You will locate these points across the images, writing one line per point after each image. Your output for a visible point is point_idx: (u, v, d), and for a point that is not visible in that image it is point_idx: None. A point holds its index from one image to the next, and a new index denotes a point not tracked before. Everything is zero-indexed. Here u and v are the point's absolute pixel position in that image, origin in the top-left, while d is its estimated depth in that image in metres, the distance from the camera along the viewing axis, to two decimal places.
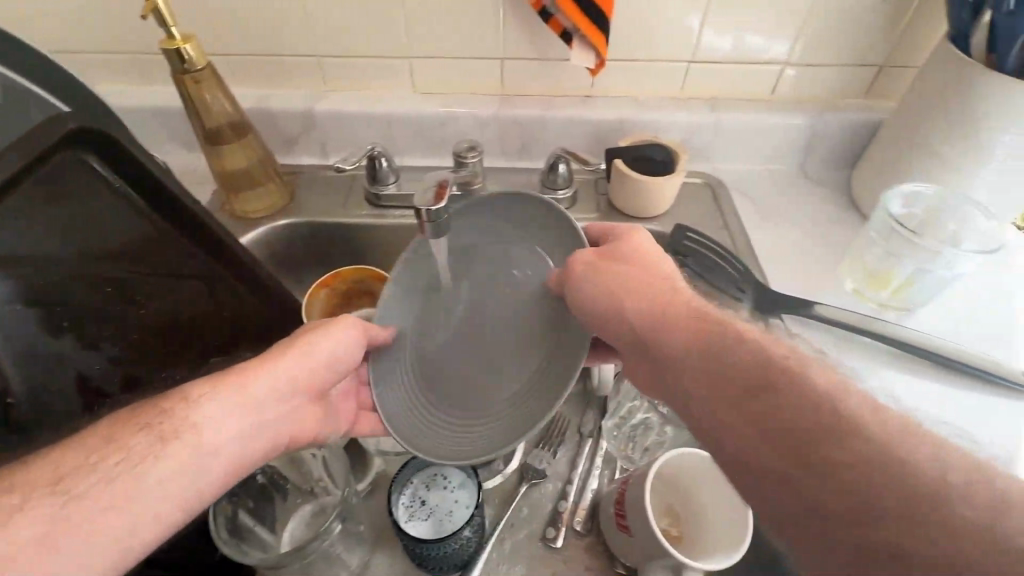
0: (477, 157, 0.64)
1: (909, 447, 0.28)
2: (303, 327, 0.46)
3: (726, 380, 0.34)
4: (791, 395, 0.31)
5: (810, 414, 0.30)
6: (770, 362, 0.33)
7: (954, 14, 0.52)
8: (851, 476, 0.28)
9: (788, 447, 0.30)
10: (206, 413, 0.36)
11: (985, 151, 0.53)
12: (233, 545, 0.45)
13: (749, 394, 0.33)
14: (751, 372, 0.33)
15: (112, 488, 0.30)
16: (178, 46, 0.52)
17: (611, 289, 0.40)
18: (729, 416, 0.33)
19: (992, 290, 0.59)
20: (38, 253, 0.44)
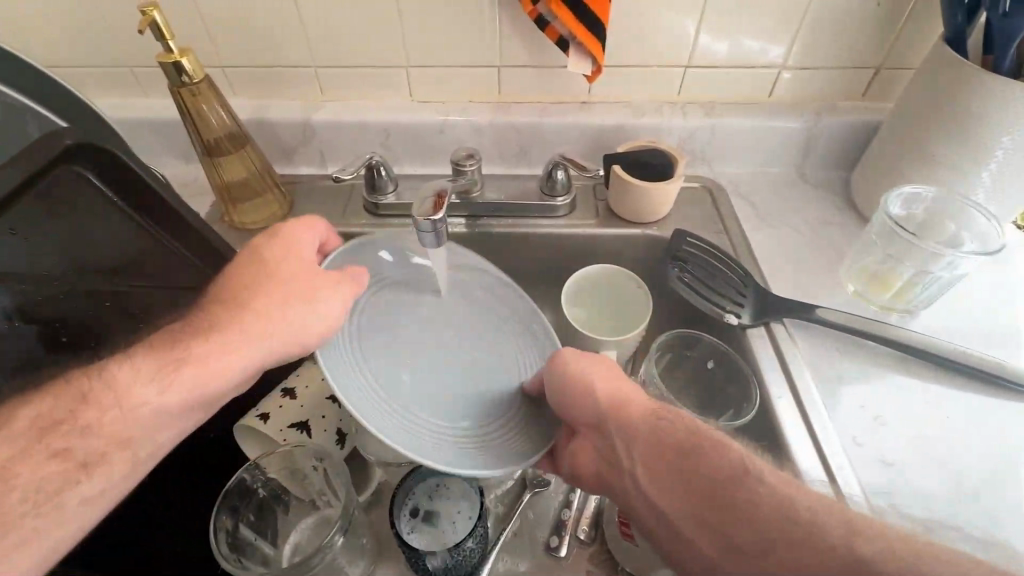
0: (475, 165, 0.64)
1: (795, 493, 0.36)
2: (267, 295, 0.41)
3: (666, 456, 0.41)
4: (711, 456, 0.39)
5: (723, 472, 0.38)
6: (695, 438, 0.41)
7: (950, 16, 0.52)
8: (746, 517, 0.36)
9: (707, 505, 0.38)
10: (159, 413, 0.36)
11: (983, 152, 0.53)
12: (234, 559, 0.45)
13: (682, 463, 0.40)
14: (685, 444, 0.41)
15: (38, 519, 0.32)
16: (175, 59, 0.53)
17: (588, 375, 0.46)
18: (668, 486, 0.41)
19: (993, 290, 0.59)
20: (35, 268, 0.44)
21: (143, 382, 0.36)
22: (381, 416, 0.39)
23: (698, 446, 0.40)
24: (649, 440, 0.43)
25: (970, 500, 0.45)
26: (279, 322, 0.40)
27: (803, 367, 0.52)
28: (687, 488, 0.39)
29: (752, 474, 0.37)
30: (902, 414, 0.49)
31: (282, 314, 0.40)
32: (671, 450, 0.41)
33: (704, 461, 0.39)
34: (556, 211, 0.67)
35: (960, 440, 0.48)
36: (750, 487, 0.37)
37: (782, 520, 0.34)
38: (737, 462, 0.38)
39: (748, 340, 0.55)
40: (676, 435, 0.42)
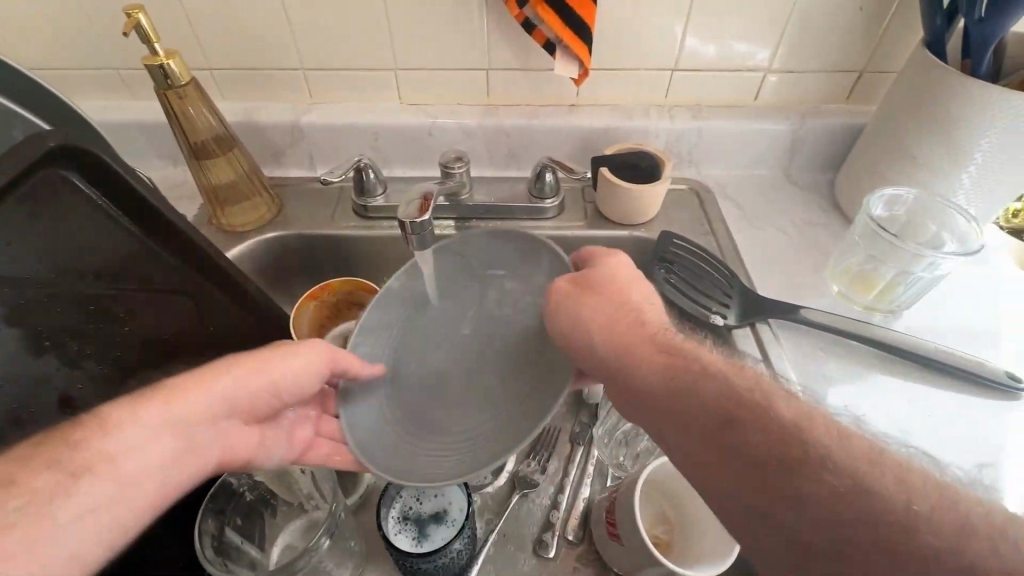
0: (464, 167, 0.64)
1: (870, 477, 0.30)
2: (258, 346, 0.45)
3: (697, 417, 0.36)
4: (755, 427, 0.33)
5: (774, 446, 0.32)
6: (735, 394, 0.35)
7: (928, 21, 0.53)
8: (810, 502, 0.30)
9: (761, 483, 0.32)
10: (145, 429, 0.34)
11: (962, 154, 0.54)
12: (220, 563, 0.45)
13: (722, 426, 0.34)
14: (726, 407, 0.35)
15: (27, 527, 0.27)
16: (161, 62, 0.52)
17: (593, 320, 0.42)
18: (708, 457, 0.34)
19: (974, 290, 0.60)
20: (19, 273, 0.43)
21: (124, 407, 0.35)
22: (389, 458, 0.43)
23: (739, 415, 0.34)
24: (679, 403, 0.37)
25: None
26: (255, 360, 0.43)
27: (788, 365, 0.53)
28: (733, 463, 0.33)
29: (812, 450, 0.31)
30: (885, 412, 0.50)
31: (261, 355, 0.43)
32: (709, 420, 0.35)
33: (749, 423, 0.34)
34: (545, 213, 0.67)
35: (941, 437, 0.48)
36: (814, 473, 0.31)
37: (856, 509, 0.29)
38: (786, 426, 0.33)
39: (733, 340, 0.56)
40: (710, 399, 0.36)
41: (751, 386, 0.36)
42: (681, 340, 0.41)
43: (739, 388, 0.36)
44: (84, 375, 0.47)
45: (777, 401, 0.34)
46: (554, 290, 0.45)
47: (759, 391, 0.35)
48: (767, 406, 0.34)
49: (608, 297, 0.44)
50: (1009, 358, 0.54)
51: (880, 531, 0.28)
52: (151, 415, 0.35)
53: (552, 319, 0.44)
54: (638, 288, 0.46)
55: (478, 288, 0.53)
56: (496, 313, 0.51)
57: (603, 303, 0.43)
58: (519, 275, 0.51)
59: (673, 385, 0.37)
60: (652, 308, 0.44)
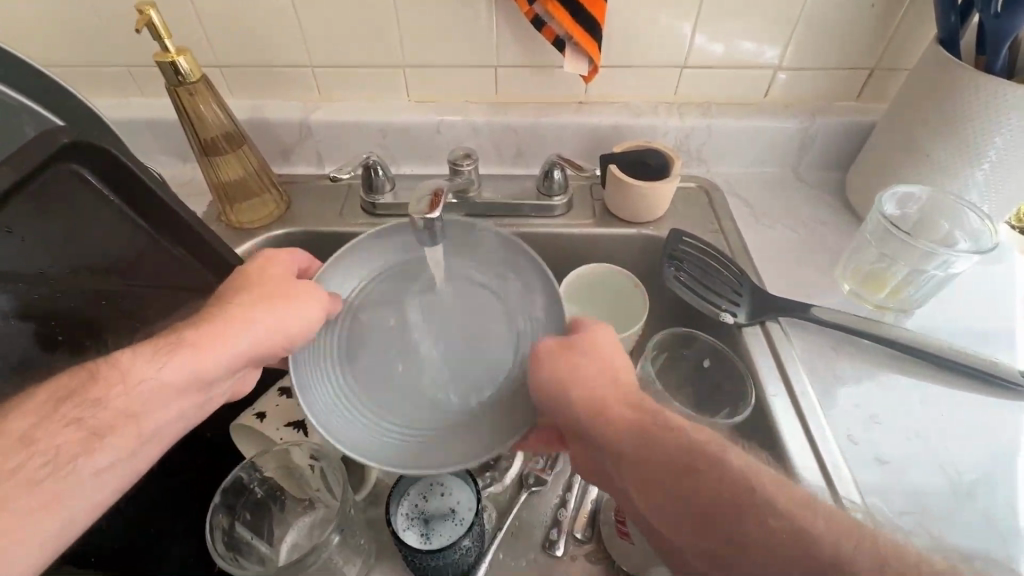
0: (473, 165, 0.64)
1: (807, 523, 0.32)
2: (267, 288, 0.43)
3: (655, 472, 0.38)
4: (714, 476, 0.35)
5: (727, 492, 0.35)
6: (691, 449, 0.37)
7: (942, 17, 0.53)
8: (766, 553, 0.32)
9: (706, 530, 0.35)
10: (161, 388, 0.37)
11: (974, 152, 0.53)
12: (232, 558, 0.45)
13: (675, 478, 0.37)
14: (686, 463, 0.37)
15: (52, 487, 0.32)
16: (173, 59, 0.53)
17: (566, 372, 0.41)
18: (662, 504, 0.37)
19: (986, 289, 0.59)
20: (30, 269, 0.44)
21: (143, 362, 0.37)
22: (362, 442, 0.43)
23: (698, 468, 0.36)
24: (638, 454, 0.39)
25: (966, 496, 0.45)
26: (265, 313, 0.41)
27: (799, 366, 0.52)
28: (682, 513, 0.36)
29: (759, 496, 0.34)
30: (897, 412, 0.50)
31: (269, 305, 0.42)
32: (668, 473, 0.37)
33: (707, 483, 0.36)
34: (553, 211, 0.67)
35: (950, 436, 0.48)
36: (756, 523, 0.33)
37: (800, 555, 0.31)
38: (739, 477, 0.35)
39: (744, 339, 0.55)
40: (671, 454, 0.37)
41: (707, 438, 0.38)
42: (650, 400, 0.42)
43: (700, 440, 0.37)
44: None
45: (731, 450, 0.37)
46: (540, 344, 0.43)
47: (714, 441, 0.37)
48: (722, 455, 0.36)
49: (587, 355, 0.43)
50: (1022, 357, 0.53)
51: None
52: (166, 377, 0.38)
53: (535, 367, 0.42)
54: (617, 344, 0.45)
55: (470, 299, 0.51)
56: (479, 337, 0.49)
57: (583, 356, 0.43)
58: (515, 291, 0.50)
59: (636, 437, 0.39)
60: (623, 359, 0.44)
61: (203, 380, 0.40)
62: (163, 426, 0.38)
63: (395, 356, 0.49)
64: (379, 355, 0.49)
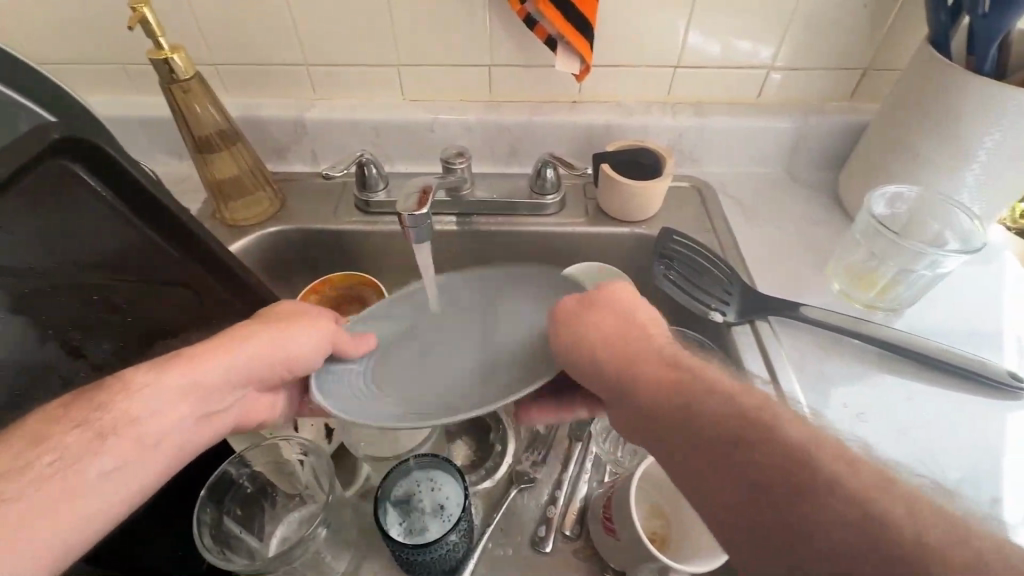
0: (466, 163, 0.64)
1: (872, 497, 0.27)
2: (279, 316, 0.46)
3: (702, 435, 0.33)
4: (764, 450, 0.30)
5: (779, 467, 0.29)
6: (741, 412, 0.32)
7: (932, 17, 0.53)
8: (821, 535, 0.27)
9: (761, 503, 0.29)
10: (162, 396, 0.37)
11: (963, 151, 0.53)
12: (219, 551, 0.45)
13: (725, 445, 0.32)
14: (735, 428, 0.32)
15: (58, 487, 0.30)
16: (166, 56, 0.53)
17: (589, 330, 0.39)
18: (710, 474, 0.32)
19: (977, 289, 0.59)
20: (22, 263, 0.43)
21: (145, 371, 0.37)
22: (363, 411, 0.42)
23: (743, 434, 0.31)
24: (678, 414, 0.34)
25: (952, 496, 0.45)
26: (272, 332, 0.44)
27: (787, 365, 0.52)
28: (734, 483, 0.31)
29: (821, 476, 0.28)
30: (884, 411, 0.50)
31: (278, 328, 0.45)
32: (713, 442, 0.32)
33: (759, 454, 0.30)
34: (546, 209, 0.67)
35: (938, 435, 0.48)
36: (817, 492, 0.28)
37: (866, 527, 0.26)
38: (798, 439, 0.30)
39: (733, 338, 0.55)
40: (716, 414, 0.33)
41: (759, 404, 0.33)
42: (690, 359, 0.38)
43: (749, 404, 0.33)
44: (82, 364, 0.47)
45: (784, 420, 0.32)
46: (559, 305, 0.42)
47: (768, 410, 0.32)
48: (774, 428, 0.31)
49: (613, 311, 0.41)
50: (1010, 357, 0.53)
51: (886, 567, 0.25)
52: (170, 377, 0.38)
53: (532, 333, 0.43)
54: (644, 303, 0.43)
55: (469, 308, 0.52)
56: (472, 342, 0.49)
57: (605, 315, 0.41)
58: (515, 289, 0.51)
59: (672, 398, 0.35)
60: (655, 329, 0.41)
61: (202, 392, 0.40)
62: (165, 434, 0.37)
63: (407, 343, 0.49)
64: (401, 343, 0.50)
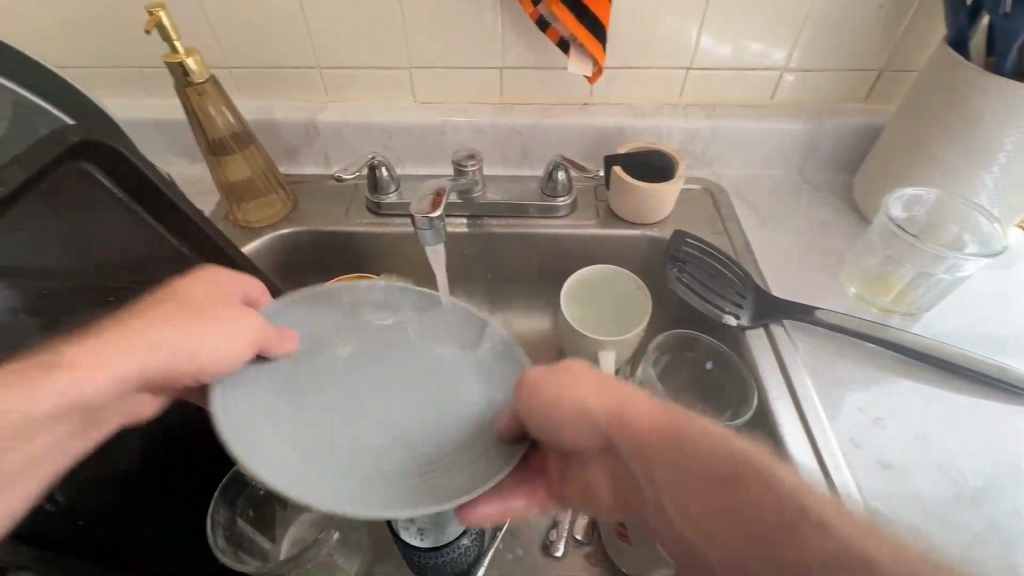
0: (477, 165, 0.64)
1: (864, 545, 0.30)
2: (185, 309, 0.40)
3: (701, 481, 0.34)
4: (759, 487, 0.33)
5: (775, 507, 0.32)
6: (734, 456, 0.34)
7: (950, 18, 0.52)
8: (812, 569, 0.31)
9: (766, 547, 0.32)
10: (32, 419, 0.32)
11: (984, 154, 0.52)
12: (232, 553, 0.45)
13: (721, 488, 0.34)
14: (728, 469, 0.34)
15: None
16: (181, 59, 0.53)
17: (566, 398, 0.37)
18: (706, 515, 0.35)
19: (995, 293, 0.58)
20: (38, 265, 0.44)
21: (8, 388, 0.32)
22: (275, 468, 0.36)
23: (743, 479, 0.33)
24: (676, 466, 0.35)
25: (972, 503, 0.44)
26: (179, 332, 0.38)
27: (802, 368, 0.52)
28: (737, 527, 0.33)
29: (812, 517, 0.31)
30: (902, 416, 0.49)
31: (188, 325, 0.39)
32: (709, 482, 0.34)
33: (756, 496, 0.33)
34: (557, 212, 0.67)
35: (957, 441, 0.47)
36: (816, 535, 0.31)
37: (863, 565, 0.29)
38: (791, 485, 0.33)
39: (747, 342, 0.55)
40: (711, 459, 0.34)
41: (752, 450, 0.34)
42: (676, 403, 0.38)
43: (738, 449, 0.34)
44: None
45: (777, 465, 0.34)
46: (526, 377, 0.38)
47: (760, 453, 0.34)
48: (770, 471, 0.33)
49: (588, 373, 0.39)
50: None
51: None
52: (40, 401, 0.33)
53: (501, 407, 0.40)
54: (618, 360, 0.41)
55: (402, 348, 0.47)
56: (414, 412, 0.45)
57: (588, 374, 0.39)
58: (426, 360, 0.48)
59: (667, 444, 0.35)
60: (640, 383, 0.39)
61: (83, 404, 0.35)
62: (36, 459, 0.34)
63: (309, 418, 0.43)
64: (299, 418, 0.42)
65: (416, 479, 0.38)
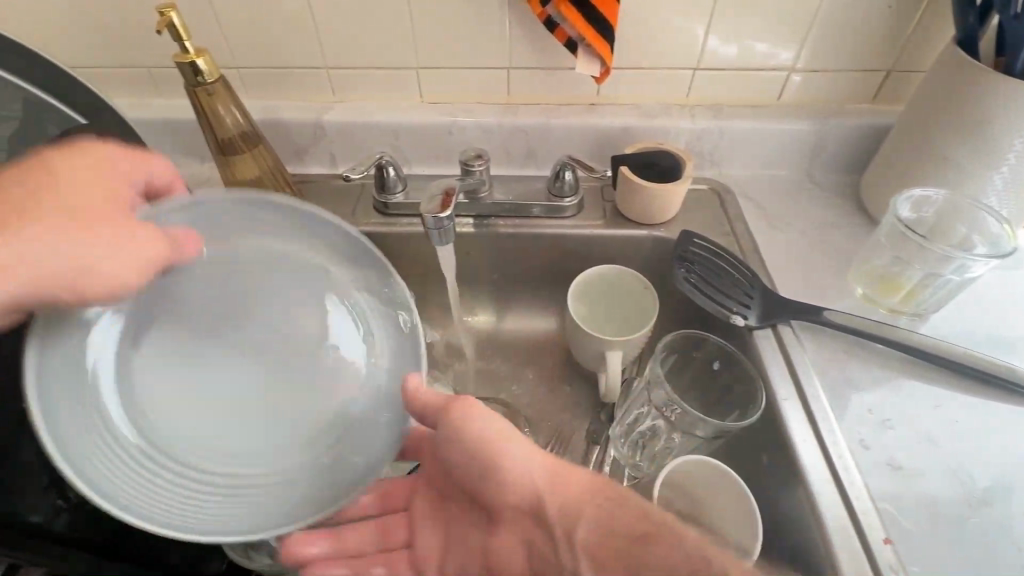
0: (484, 165, 0.64)
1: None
2: (61, 207, 0.39)
3: (614, 537, 0.39)
4: (663, 546, 0.36)
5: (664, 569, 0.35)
6: (647, 517, 0.39)
7: (960, 19, 0.52)
8: None
9: None
10: None
11: (993, 154, 0.52)
12: (241, 549, 0.48)
13: (630, 544, 0.38)
14: (641, 529, 0.38)
15: None
16: (192, 59, 0.54)
17: (490, 443, 0.43)
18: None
19: (1003, 295, 0.58)
20: None
21: None
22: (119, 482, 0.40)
23: (647, 537, 0.37)
24: (593, 526, 0.40)
25: (981, 505, 0.44)
26: (67, 240, 0.38)
27: (810, 368, 0.52)
28: None
29: (713, 564, 0.35)
30: (910, 418, 0.49)
31: (74, 235, 0.38)
32: (611, 549, 0.38)
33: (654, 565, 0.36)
34: (563, 212, 0.67)
35: (965, 443, 0.47)
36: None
37: None
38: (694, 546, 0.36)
39: (755, 342, 0.55)
40: (631, 519, 0.39)
41: (664, 517, 0.38)
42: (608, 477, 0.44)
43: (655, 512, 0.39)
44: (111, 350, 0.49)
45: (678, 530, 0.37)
46: (459, 403, 0.44)
47: (669, 518, 0.38)
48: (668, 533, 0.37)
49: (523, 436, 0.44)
50: None
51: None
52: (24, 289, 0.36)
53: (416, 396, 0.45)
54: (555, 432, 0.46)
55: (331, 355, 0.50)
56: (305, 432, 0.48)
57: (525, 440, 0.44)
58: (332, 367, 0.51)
59: (592, 502, 0.41)
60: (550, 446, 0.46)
61: None
62: None
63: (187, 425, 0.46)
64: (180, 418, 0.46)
65: (236, 507, 0.43)
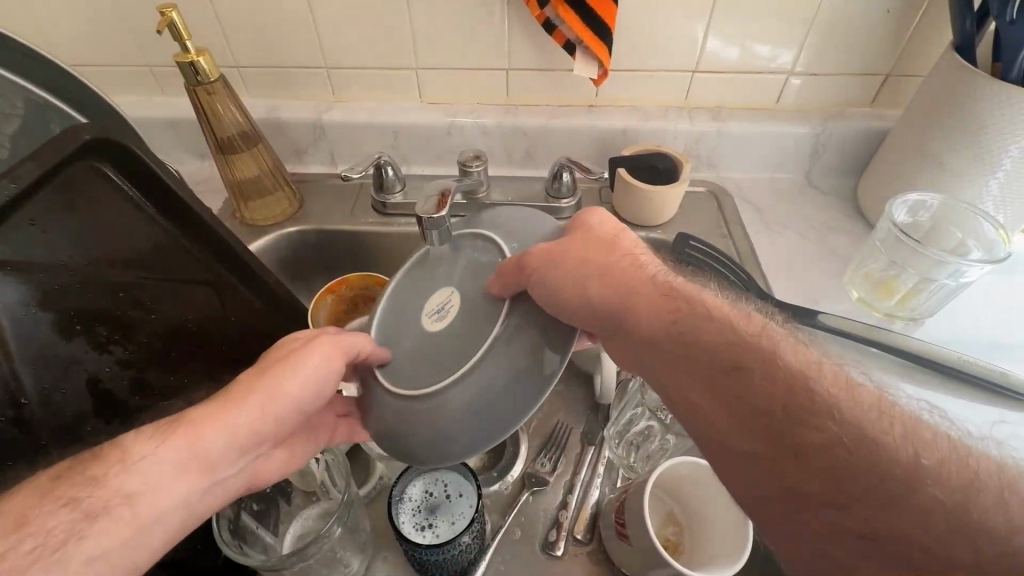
0: (482, 167, 0.65)
1: (875, 433, 0.28)
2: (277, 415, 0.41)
3: (700, 361, 0.34)
4: (761, 372, 0.32)
5: (779, 394, 0.31)
6: (739, 341, 0.33)
7: (958, 25, 0.52)
8: (870, 478, 0.27)
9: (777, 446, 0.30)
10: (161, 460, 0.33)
11: (989, 160, 0.52)
12: (235, 546, 0.46)
13: (726, 371, 0.33)
14: (728, 356, 0.33)
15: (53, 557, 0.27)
16: (192, 59, 0.54)
17: (564, 289, 0.37)
18: (734, 434, 0.31)
19: (997, 299, 0.58)
20: (51, 260, 0.44)
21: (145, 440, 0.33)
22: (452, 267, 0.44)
23: (745, 363, 0.32)
24: (680, 352, 0.35)
25: None
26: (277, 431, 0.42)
27: None
28: (753, 429, 0.31)
29: (810, 399, 0.30)
30: None
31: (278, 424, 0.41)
32: (710, 365, 0.33)
33: (755, 398, 0.31)
34: (561, 213, 0.67)
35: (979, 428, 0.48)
36: (819, 423, 0.29)
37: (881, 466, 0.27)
38: (802, 394, 0.30)
39: None
40: (716, 342, 0.34)
41: (754, 333, 0.34)
42: (684, 283, 0.38)
43: (737, 328, 0.34)
44: (94, 418, 0.45)
45: (783, 346, 0.33)
46: (525, 255, 0.38)
47: (764, 345, 0.33)
48: (774, 350, 0.33)
49: (600, 271, 0.38)
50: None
51: (894, 502, 0.26)
52: (168, 451, 0.33)
53: (508, 269, 0.38)
54: (617, 246, 0.40)
55: (470, 405, 0.36)
56: (503, 215, 0.46)
57: (592, 270, 0.38)
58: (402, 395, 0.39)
59: (678, 320, 0.36)
60: (646, 254, 0.41)
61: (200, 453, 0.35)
62: (165, 508, 0.32)
63: (410, 303, 0.44)
64: (411, 296, 0.44)
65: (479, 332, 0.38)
